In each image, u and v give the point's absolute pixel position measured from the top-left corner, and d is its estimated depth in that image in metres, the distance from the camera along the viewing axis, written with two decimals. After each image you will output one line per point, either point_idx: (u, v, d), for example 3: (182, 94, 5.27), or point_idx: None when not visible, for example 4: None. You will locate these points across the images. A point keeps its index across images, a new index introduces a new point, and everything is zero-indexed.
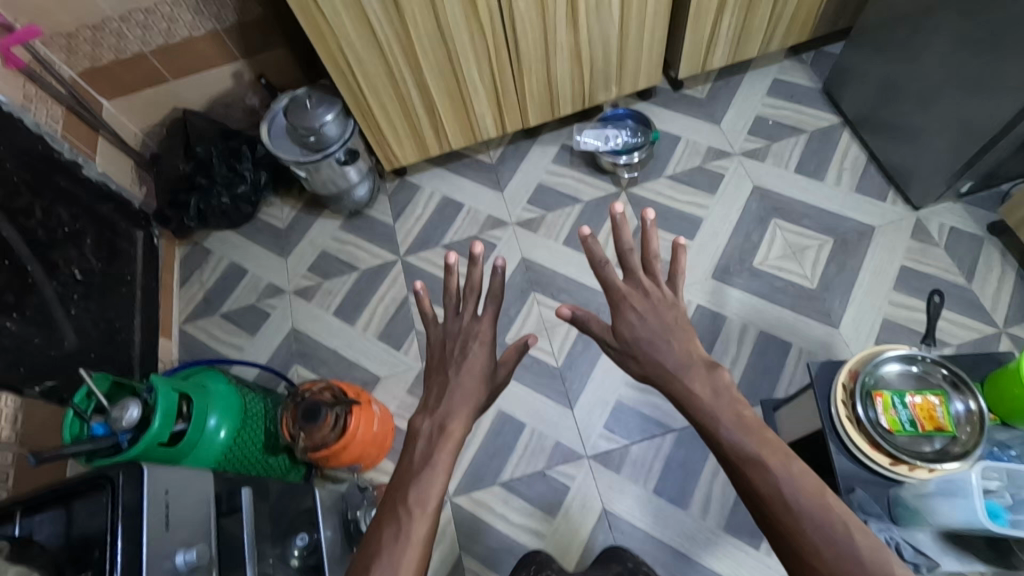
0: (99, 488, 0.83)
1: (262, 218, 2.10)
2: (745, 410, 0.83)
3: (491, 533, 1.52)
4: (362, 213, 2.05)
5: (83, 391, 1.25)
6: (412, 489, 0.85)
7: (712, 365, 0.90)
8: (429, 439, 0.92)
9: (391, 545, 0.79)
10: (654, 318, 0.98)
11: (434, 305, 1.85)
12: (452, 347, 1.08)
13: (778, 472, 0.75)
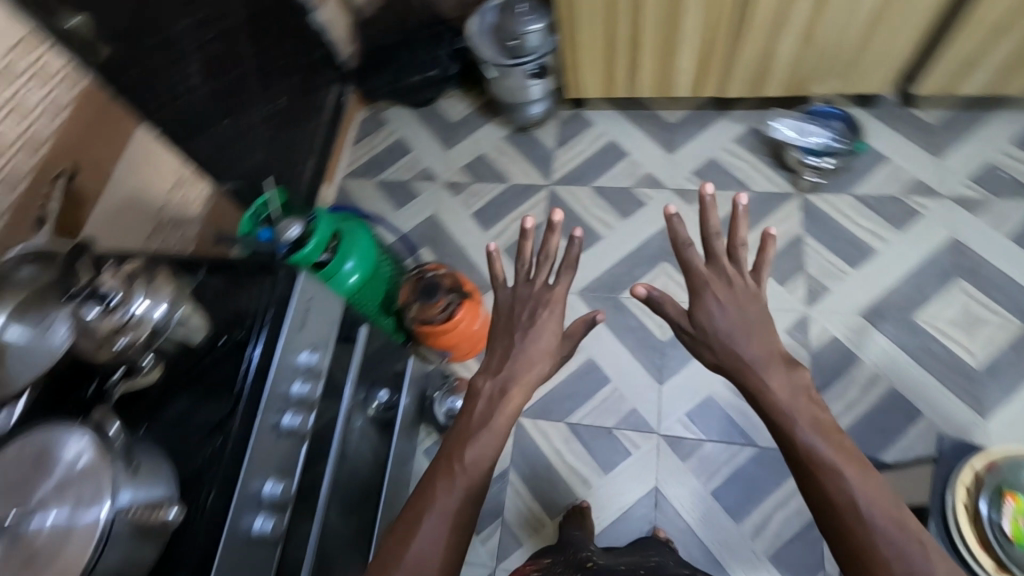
0: (263, 274, 0.97)
1: (439, 107, 2.20)
2: (822, 414, 0.72)
3: (543, 462, 1.58)
4: (529, 131, 2.07)
5: (260, 202, 1.43)
6: (467, 445, 0.77)
7: (790, 363, 0.79)
8: (489, 396, 0.84)
9: (438, 496, 0.73)
10: (733, 308, 0.86)
11: (565, 239, 1.87)
12: (520, 311, 0.97)
13: (850, 478, 0.65)
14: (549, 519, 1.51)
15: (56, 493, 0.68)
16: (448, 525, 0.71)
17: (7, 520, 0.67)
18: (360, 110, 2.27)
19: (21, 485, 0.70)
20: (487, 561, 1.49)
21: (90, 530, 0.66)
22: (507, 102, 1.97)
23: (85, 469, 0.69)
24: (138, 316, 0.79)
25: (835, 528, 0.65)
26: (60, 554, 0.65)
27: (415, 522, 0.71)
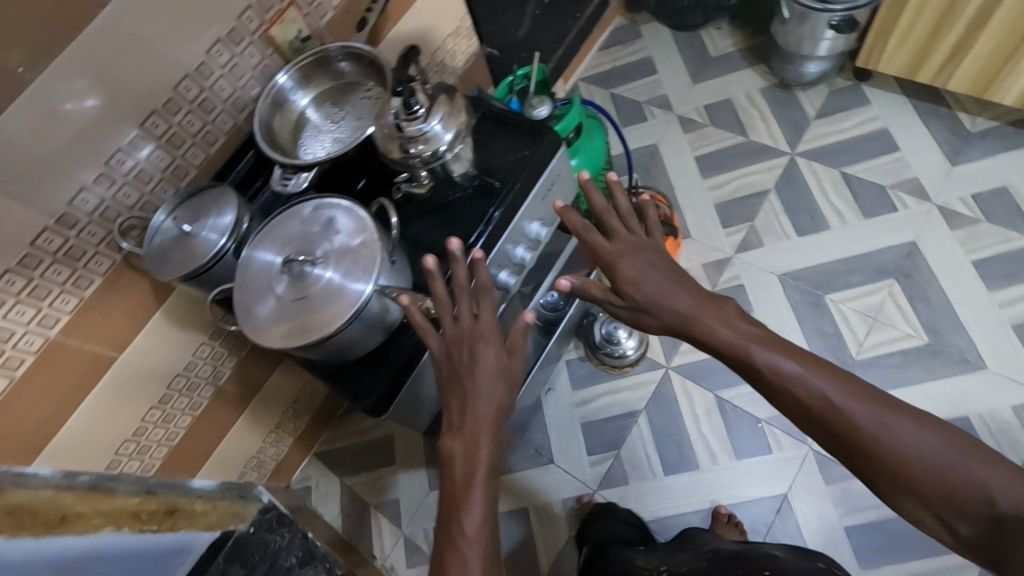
0: (529, 136, 0.98)
1: (702, 36, 2.04)
2: (759, 336, 0.74)
3: (676, 420, 1.55)
4: (791, 90, 1.86)
5: (525, 68, 1.36)
6: (469, 516, 0.62)
7: (716, 306, 0.78)
8: (460, 463, 0.66)
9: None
10: (658, 264, 0.81)
11: (787, 216, 1.71)
12: (457, 355, 0.73)
13: (817, 380, 0.70)
14: (661, 473, 1.50)
15: (339, 256, 0.79)
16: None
17: (297, 259, 0.79)
18: (619, 16, 2.17)
19: (313, 240, 0.81)
20: (589, 482, 1.54)
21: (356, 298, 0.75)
22: (784, 50, 1.76)
23: (364, 245, 0.78)
24: (426, 134, 0.84)
25: (847, 442, 0.68)
26: (332, 304, 0.76)
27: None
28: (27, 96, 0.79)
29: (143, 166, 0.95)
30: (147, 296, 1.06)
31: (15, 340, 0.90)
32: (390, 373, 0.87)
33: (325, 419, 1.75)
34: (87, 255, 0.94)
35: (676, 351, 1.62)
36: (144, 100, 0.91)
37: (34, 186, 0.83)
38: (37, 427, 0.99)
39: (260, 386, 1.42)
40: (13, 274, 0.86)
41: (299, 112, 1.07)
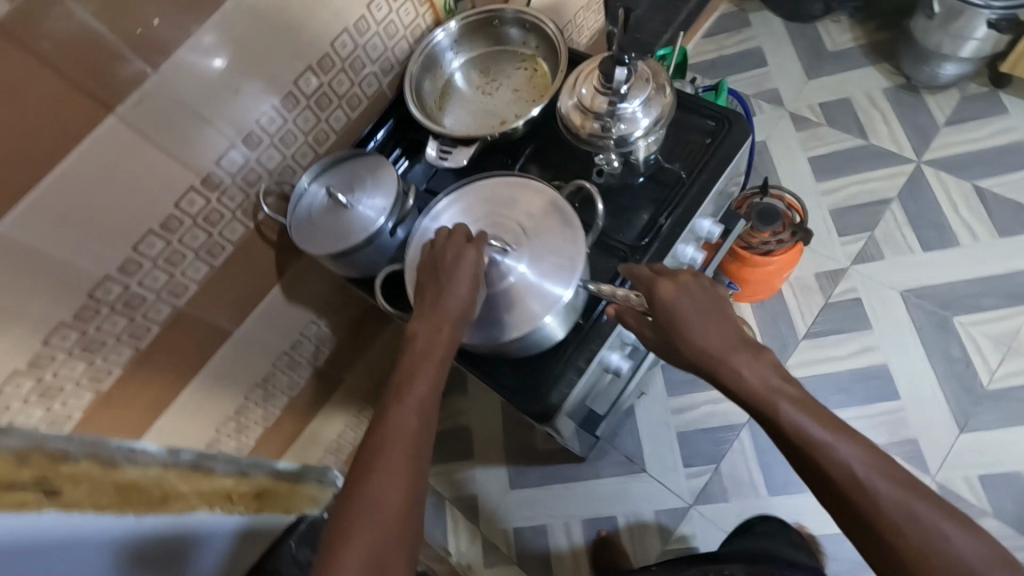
0: (714, 123, 0.88)
1: (818, 30, 1.90)
2: (791, 388, 0.62)
3: None
4: (918, 94, 1.73)
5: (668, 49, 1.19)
6: (406, 397, 0.67)
7: (755, 346, 0.65)
8: (421, 349, 0.71)
9: (391, 446, 0.63)
10: (696, 287, 0.69)
11: (910, 228, 1.58)
12: (443, 255, 0.74)
13: (844, 450, 0.58)
14: (765, 494, 1.42)
15: (532, 250, 0.78)
16: (404, 475, 0.61)
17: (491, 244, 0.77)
18: (726, 3, 2.03)
19: (500, 229, 0.80)
20: (684, 495, 1.46)
21: (550, 303, 0.74)
22: (919, 47, 1.63)
23: (561, 242, 0.77)
24: (624, 114, 0.74)
25: (868, 526, 0.56)
26: (524, 304, 0.75)
27: (360, 480, 0.61)
28: (194, 38, 0.70)
29: (291, 128, 0.86)
30: (270, 268, 0.98)
31: (145, 307, 0.83)
32: (565, 375, 0.80)
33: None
34: (224, 221, 0.86)
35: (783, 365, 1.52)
36: (302, 54, 0.82)
37: (186, 140, 0.75)
38: (150, 400, 0.92)
39: (351, 370, 1.34)
40: (153, 236, 0.78)
41: (448, 77, 0.98)
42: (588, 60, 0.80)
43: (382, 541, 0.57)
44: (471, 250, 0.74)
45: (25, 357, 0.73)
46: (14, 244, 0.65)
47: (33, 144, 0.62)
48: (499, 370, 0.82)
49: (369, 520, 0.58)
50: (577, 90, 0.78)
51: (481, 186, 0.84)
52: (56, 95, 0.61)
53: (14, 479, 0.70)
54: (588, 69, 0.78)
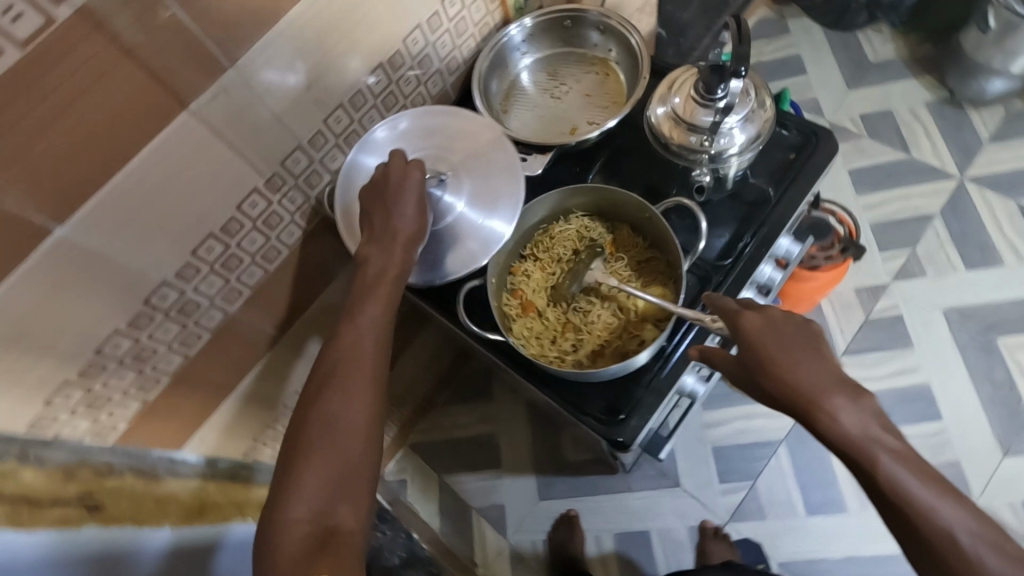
0: (800, 138, 0.83)
1: (859, 40, 1.86)
2: (892, 438, 0.54)
3: (820, 457, 1.41)
4: (962, 109, 1.70)
5: None
6: (357, 318, 0.69)
7: (856, 389, 0.57)
8: (375, 277, 0.71)
9: (346, 369, 0.66)
10: (784, 321, 0.62)
11: (953, 246, 1.55)
12: (387, 181, 0.73)
13: (945, 513, 0.50)
14: (803, 513, 1.38)
15: (471, 183, 0.77)
16: (361, 398, 0.64)
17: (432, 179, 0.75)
18: (765, 8, 1.98)
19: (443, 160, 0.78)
20: (720, 512, 1.41)
21: (490, 238, 0.75)
22: (967, 61, 1.61)
23: (502, 180, 0.78)
24: (722, 128, 0.70)
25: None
26: (461, 240, 0.75)
27: (315, 408, 0.63)
28: (275, 32, 0.65)
29: (355, 128, 0.82)
30: (322, 274, 0.93)
31: (198, 315, 0.78)
32: (641, 402, 0.73)
33: (423, 409, 1.59)
34: (282, 224, 0.81)
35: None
36: (375, 51, 0.77)
37: (257, 139, 0.70)
38: (192, 408, 0.88)
39: None
40: (213, 240, 0.73)
41: (515, 76, 0.93)
42: (682, 67, 0.75)
43: (343, 460, 0.61)
44: (418, 174, 0.73)
45: (77, 366, 0.68)
46: (79, 248, 0.60)
47: (106, 141, 0.56)
48: (567, 389, 0.74)
49: (329, 441, 0.61)
50: (670, 99, 0.74)
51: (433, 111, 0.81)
52: (138, 89, 0.56)
53: (63, 493, 0.65)
54: (685, 77, 0.73)
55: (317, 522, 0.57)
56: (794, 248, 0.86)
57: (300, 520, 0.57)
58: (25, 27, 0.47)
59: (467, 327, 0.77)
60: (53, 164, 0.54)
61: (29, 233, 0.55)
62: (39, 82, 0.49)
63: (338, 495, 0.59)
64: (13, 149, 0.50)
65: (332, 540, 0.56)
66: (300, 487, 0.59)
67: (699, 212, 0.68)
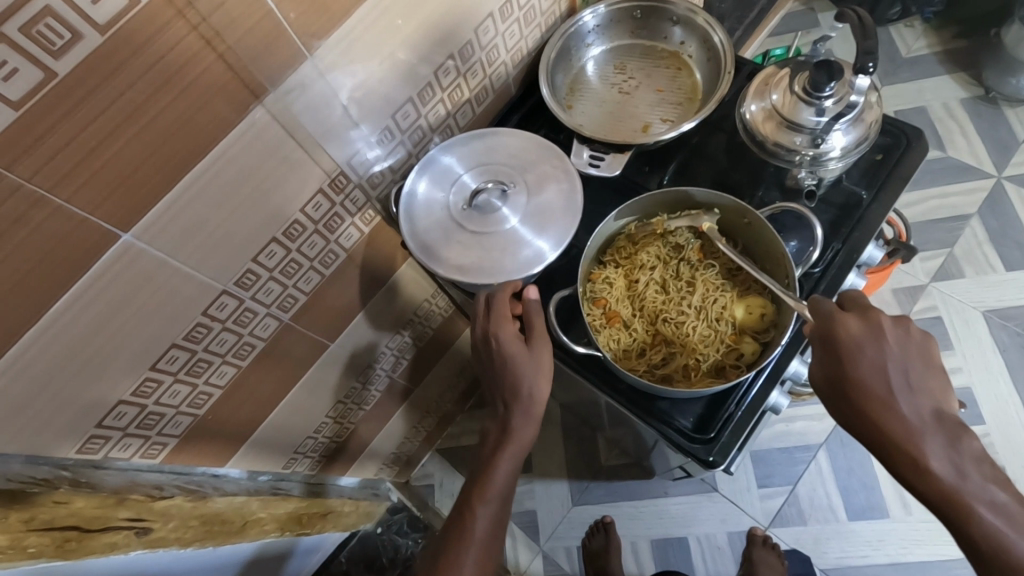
0: (888, 136, 0.79)
1: (891, 33, 1.80)
2: (997, 490, 0.49)
3: (864, 462, 1.32)
4: (998, 104, 1.65)
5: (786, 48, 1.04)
6: (480, 483, 0.71)
7: (953, 432, 0.52)
8: (491, 451, 0.72)
9: (464, 541, 0.69)
10: (891, 335, 0.55)
11: (993, 247, 1.50)
12: (492, 353, 0.70)
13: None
14: (845, 518, 1.28)
15: (530, 201, 0.75)
16: (475, 570, 0.68)
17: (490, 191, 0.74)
18: None
19: (504, 176, 0.77)
20: (759, 517, 1.31)
21: (536, 257, 0.72)
22: (1006, 57, 1.57)
23: (558, 197, 0.75)
24: (827, 130, 0.66)
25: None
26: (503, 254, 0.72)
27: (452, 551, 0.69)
28: (355, 17, 0.59)
29: (420, 124, 0.77)
30: (376, 281, 0.87)
31: (253, 324, 0.71)
32: (732, 417, 0.69)
33: None
34: (342, 227, 0.75)
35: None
36: (447, 42, 0.71)
37: (327, 134, 0.65)
38: (241, 423, 0.81)
39: (419, 385, 1.20)
40: (274, 244, 0.67)
41: (579, 67, 0.89)
42: (776, 66, 0.73)
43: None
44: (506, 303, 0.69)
45: (131, 383, 0.62)
46: (142, 256, 0.54)
47: (179, 140, 0.51)
48: (652, 403, 0.70)
49: (454, 572, 0.67)
50: (767, 95, 0.71)
51: (493, 134, 0.79)
52: (215, 81, 0.51)
53: (112, 516, 0.62)
54: (783, 74, 0.70)
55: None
56: (875, 251, 0.80)
57: None
58: (105, 9, 0.42)
59: (546, 337, 0.75)
60: (126, 165, 0.49)
61: (95, 242, 0.50)
62: (115, 74, 0.45)
63: None
64: (86, 150, 0.46)
65: None
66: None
67: (813, 216, 0.66)
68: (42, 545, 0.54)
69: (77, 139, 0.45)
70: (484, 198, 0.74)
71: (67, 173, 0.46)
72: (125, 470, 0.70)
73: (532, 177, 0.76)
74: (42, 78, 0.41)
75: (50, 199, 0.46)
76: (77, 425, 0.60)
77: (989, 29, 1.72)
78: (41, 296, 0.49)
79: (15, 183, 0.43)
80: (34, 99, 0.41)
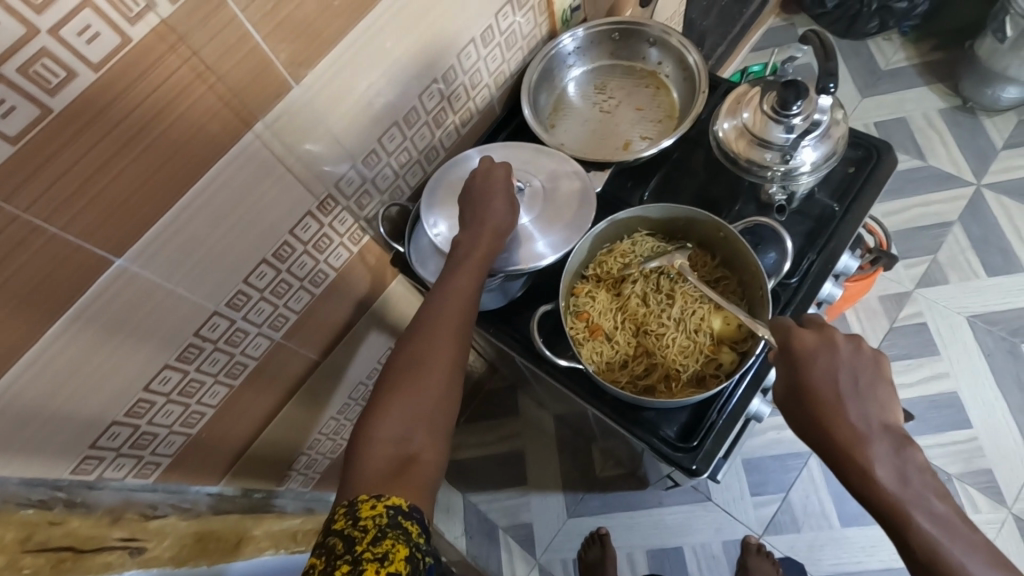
0: (859, 151, 0.82)
1: (870, 47, 1.85)
2: (935, 499, 0.49)
3: None
4: (976, 114, 1.69)
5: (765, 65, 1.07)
6: (449, 274, 0.67)
7: (899, 441, 0.52)
8: (462, 253, 0.68)
9: (435, 326, 0.64)
10: (843, 347, 0.57)
11: (975, 253, 1.53)
12: (478, 177, 0.72)
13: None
14: (838, 524, 1.29)
15: (546, 200, 0.75)
16: (450, 353, 0.62)
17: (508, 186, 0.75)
18: (772, 17, 1.90)
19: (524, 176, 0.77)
20: (753, 525, 1.32)
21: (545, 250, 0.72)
22: (980, 68, 1.62)
23: (573, 197, 0.75)
24: (796, 146, 0.69)
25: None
26: (513, 246, 0.72)
27: (409, 372, 0.61)
28: (340, 48, 0.62)
29: (407, 146, 0.79)
30: (366, 298, 0.89)
31: (245, 343, 0.73)
32: (712, 424, 0.70)
33: None
34: (331, 247, 0.77)
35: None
36: (431, 67, 0.74)
37: (315, 158, 0.67)
38: (235, 440, 0.83)
39: None
40: (265, 265, 0.69)
41: (562, 88, 0.92)
42: (747, 85, 0.76)
43: (427, 407, 0.59)
44: (502, 176, 0.72)
45: (125, 403, 0.64)
46: (135, 280, 0.56)
47: (171, 168, 0.54)
48: (634, 412, 0.72)
49: (414, 384, 0.59)
50: (738, 113, 0.73)
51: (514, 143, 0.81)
52: (204, 112, 0.53)
53: (106, 537, 0.62)
54: (754, 92, 0.73)
55: (398, 446, 0.56)
56: (850, 263, 0.82)
57: (382, 443, 0.56)
58: (99, 48, 0.44)
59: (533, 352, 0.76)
60: (120, 193, 0.51)
61: (89, 267, 0.52)
62: (109, 108, 0.47)
63: (419, 428, 0.58)
64: (81, 180, 0.48)
65: (410, 468, 0.54)
66: (386, 415, 0.58)
67: (784, 229, 0.68)
68: (36, 565, 0.51)
69: (73, 170, 0.47)
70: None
71: (63, 203, 0.48)
72: (120, 489, 0.71)
73: (550, 177, 0.77)
74: (38, 114, 0.43)
75: (46, 227, 0.48)
76: (71, 446, 0.62)
77: (964, 43, 1.77)
78: (36, 321, 0.51)
79: (12, 214, 0.45)
80: (30, 134, 0.44)
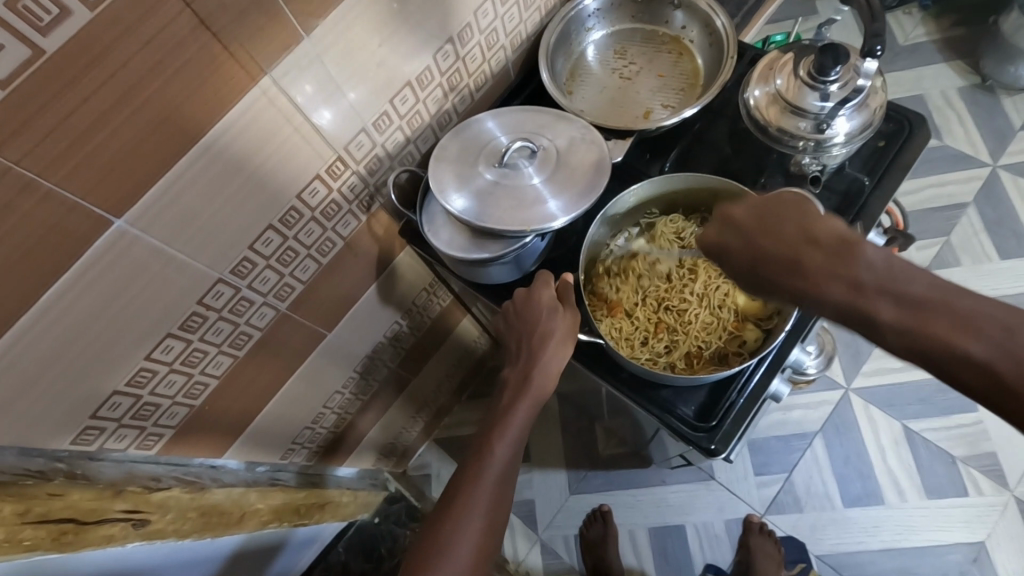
0: (892, 123, 0.78)
1: (889, 21, 1.79)
2: (891, 284, 0.46)
3: (858, 449, 1.33)
4: (995, 93, 1.65)
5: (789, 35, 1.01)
6: (497, 424, 0.67)
7: (839, 250, 0.49)
8: (508, 399, 0.68)
9: (478, 481, 0.63)
10: (751, 206, 0.55)
11: (988, 235, 1.50)
12: (525, 311, 0.70)
13: (970, 343, 0.42)
14: (840, 505, 1.29)
15: (556, 163, 0.71)
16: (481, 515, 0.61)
17: (516, 149, 0.70)
18: None
19: (535, 140, 0.73)
20: (755, 504, 1.32)
21: (553, 213, 0.68)
22: (1003, 45, 1.57)
23: (587, 159, 0.71)
24: (832, 115, 0.66)
25: (991, 406, 0.41)
26: (517, 209, 0.68)
27: (450, 512, 0.61)
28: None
29: (419, 110, 0.75)
30: (374, 269, 0.86)
31: (250, 314, 0.70)
32: (733, 403, 0.68)
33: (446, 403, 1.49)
34: (339, 215, 0.74)
35: (858, 373, 1.39)
36: (446, 25, 0.70)
37: (324, 118, 0.63)
38: (240, 415, 0.80)
39: (417, 375, 1.19)
40: (271, 232, 0.66)
41: (580, 52, 0.88)
42: (778, 51, 0.73)
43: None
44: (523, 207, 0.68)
45: (126, 373, 0.61)
46: (135, 243, 0.53)
47: (173, 123, 0.50)
48: (650, 389, 0.70)
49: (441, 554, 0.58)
50: (771, 80, 0.70)
51: (527, 109, 0.77)
52: (208, 63, 0.50)
53: (109, 508, 0.61)
54: (787, 58, 0.70)
55: None
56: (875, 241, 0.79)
57: None
58: None
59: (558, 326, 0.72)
60: (119, 149, 0.48)
61: (85, 228, 0.49)
62: (108, 54, 0.43)
63: None
64: (79, 132, 0.45)
65: None
66: None
67: None
68: (37, 538, 0.53)
69: (68, 120, 0.44)
70: (513, 158, 0.71)
71: (59, 157, 0.44)
72: (120, 461, 0.69)
73: (563, 141, 0.73)
74: (30, 56, 0.40)
75: (40, 182, 0.44)
76: (70, 416, 0.59)
77: (986, 18, 1.72)
78: (31, 284, 0.48)
79: (3, 166, 0.42)
80: (22, 77, 0.40)
